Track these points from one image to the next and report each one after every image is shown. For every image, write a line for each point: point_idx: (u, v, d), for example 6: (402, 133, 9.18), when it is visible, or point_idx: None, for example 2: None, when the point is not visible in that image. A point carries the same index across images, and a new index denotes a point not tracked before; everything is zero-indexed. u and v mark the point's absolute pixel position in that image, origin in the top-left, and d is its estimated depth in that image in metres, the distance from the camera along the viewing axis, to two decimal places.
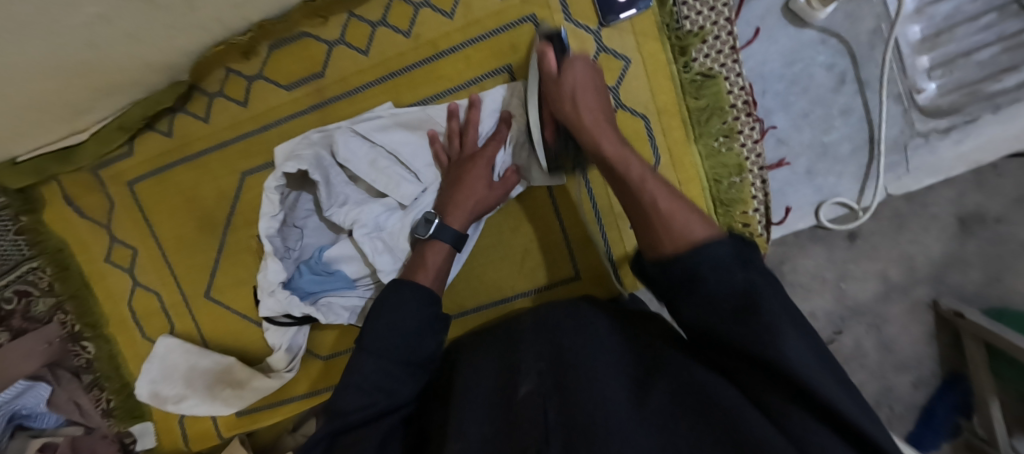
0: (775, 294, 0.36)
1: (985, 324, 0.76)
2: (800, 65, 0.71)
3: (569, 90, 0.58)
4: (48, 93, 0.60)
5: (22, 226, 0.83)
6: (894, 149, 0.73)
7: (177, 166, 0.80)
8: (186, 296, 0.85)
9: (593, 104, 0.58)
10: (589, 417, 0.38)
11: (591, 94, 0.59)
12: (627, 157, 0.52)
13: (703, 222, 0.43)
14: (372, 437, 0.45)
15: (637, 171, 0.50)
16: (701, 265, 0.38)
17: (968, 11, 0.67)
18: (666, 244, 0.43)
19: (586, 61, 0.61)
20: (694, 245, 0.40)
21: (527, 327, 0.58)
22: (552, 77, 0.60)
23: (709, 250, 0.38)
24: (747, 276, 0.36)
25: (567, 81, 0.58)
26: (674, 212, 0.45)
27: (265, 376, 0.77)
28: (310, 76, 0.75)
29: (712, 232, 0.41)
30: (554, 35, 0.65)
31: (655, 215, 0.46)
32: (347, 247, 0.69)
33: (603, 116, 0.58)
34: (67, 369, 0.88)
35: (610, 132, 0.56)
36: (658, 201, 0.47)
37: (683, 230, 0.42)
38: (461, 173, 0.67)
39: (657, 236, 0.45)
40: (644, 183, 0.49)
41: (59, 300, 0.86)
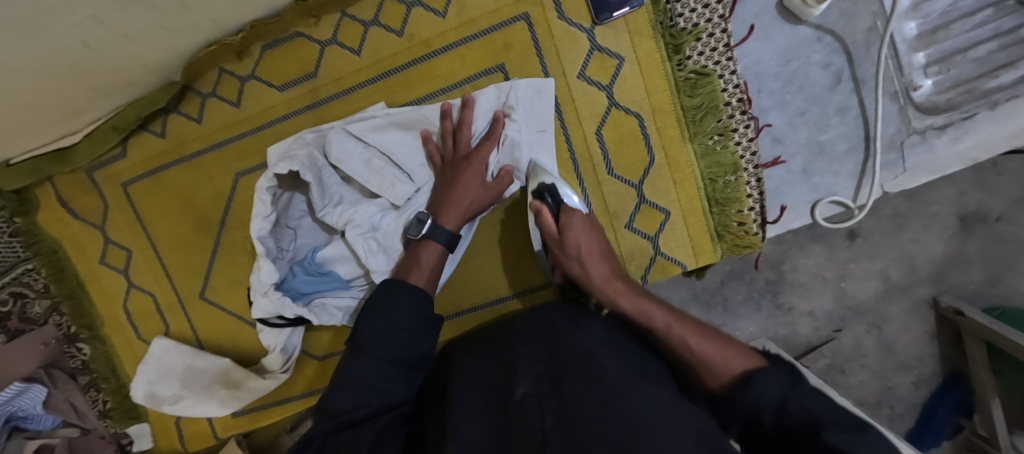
0: (827, 404, 0.38)
1: (986, 323, 0.76)
2: (796, 63, 0.70)
3: (577, 254, 0.64)
4: (43, 93, 0.60)
5: (18, 227, 0.84)
6: (891, 148, 0.72)
7: (171, 167, 0.80)
8: (181, 298, 0.85)
9: (602, 263, 0.64)
10: (587, 426, 0.39)
11: (597, 253, 0.64)
12: (647, 307, 0.57)
13: (737, 354, 0.48)
14: (366, 437, 0.45)
15: (660, 318, 0.55)
16: (751, 398, 0.39)
17: (963, 7, 0.66)
18: (714, 382, 0.47)
19: (584, 215, 0.66)
20: (740, 379, 0.43)
21: (525, 329, 0.58)
22: (557, 239, 0.66)
23: (756, 387, 0.39)
24: (799, 398, 0.37)
25: (573, 245, 0.64)
26: (712, 350, 0.49)
27: (260, 377, 0.77)
28: (303, 76, 0.75)
29: (751, 363, 0.45)
30: (545, 189, 0.68)
31: (692, 358, 0.50)
32: (341, 248, 0.69)
33: (611, 272, 0.63)
34: (62, 370, 0.87)
35: (624, 286, 0.60)
36: (694, 344, 0.51)
37: (723, 366, 0.47)
38: (455, 174, 0.67)
39: (703, 375, 0.49)
40: (671, 328, 0.54)
41: (55, 300, 0.86)
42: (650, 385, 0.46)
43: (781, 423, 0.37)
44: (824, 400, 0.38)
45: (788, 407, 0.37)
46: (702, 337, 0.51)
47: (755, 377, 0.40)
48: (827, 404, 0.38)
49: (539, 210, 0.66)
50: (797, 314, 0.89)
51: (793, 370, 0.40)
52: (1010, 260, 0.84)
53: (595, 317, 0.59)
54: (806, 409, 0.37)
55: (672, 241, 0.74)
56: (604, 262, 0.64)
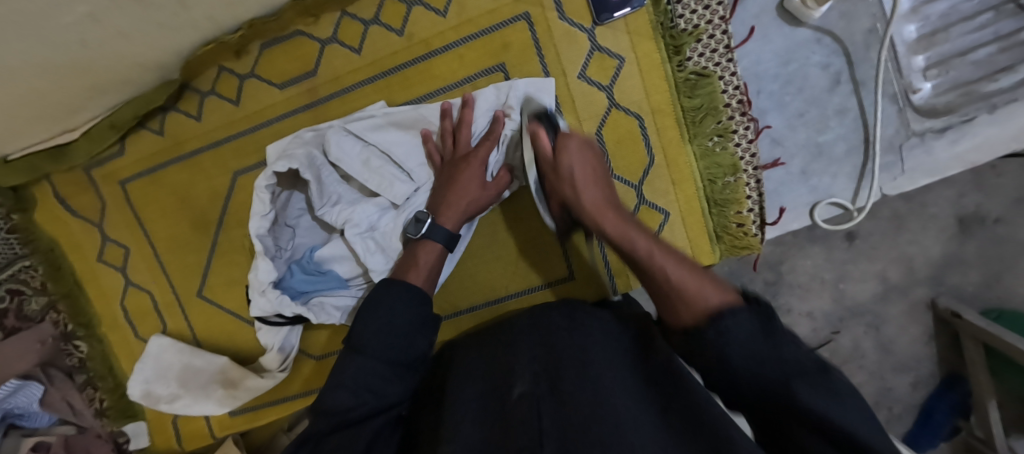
0: (799, 350, 0.35)
1: (983, 325, 0.76)
2: (795, 65, 0.70)
3: (568, 175, 0.59)
4: (41, 90, 0.60)
5: (15, 224, 0.83)
6: (890, 149, 0.72)
7: (169, 165, 0.80)
8: (179, 296, 0.84)
9: (597, 189, 0.59)
10: (585, 422, 0.39)
11: (592, 178, 0.60)
12: (632, 234, 0.52)
13: (717, 285, 0.41)
14: (360, 438, 0.45)
15: (645, 245, 0.50)
16: (720, 335, 0.36)
17: (963, 10, 0.66)
18: (684, 314, 0.41)
19: (583, 140, 0.62)
20: (710, 315, 0.38)
21: (523, 329, 0.59)
22: (549, 160, 0.62)
23: (728, 324, 0.36)
24: (771, 342, 0.34)
25: (565, 166, 0.60)
26: (688, 281, 0.43)
27: (258, 376, 0.77)
28: (302, 75, 0.75)
29: (727, 297, 0.39)
30: (544, 115, 0.66)
31: (666, 287, 0.45)
32: (340, 247, 0.68)
33: (605, 199, 0.58)
34: (60, 369, 0.87)
35: (613, 213, 0.56)
36: (672, 274, 0.45)
37: (697, 296, 0.40)
38: (453, 173, 0.66)
39: (674, 306, 0.43)
40: (654, 257, 0.49)
41: (52, 299, 0.86)
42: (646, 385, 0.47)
43: (750, 360, 0.34)
44: (796, 342, 0.35)
45: (756, 347, 0.34)
46: (683, 267, 0.46)
47: (727, 315, 0.36)
48: (796, 346, 0.35)
49: (534, 135, 0.62)
50: (796, 315, 0.89)
51: (768, 309, 0.36)
52: (1008, 262, 0.84)
53: (593, 312, 0.59)
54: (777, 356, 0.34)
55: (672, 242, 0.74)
56: (599, 189, 0.59)
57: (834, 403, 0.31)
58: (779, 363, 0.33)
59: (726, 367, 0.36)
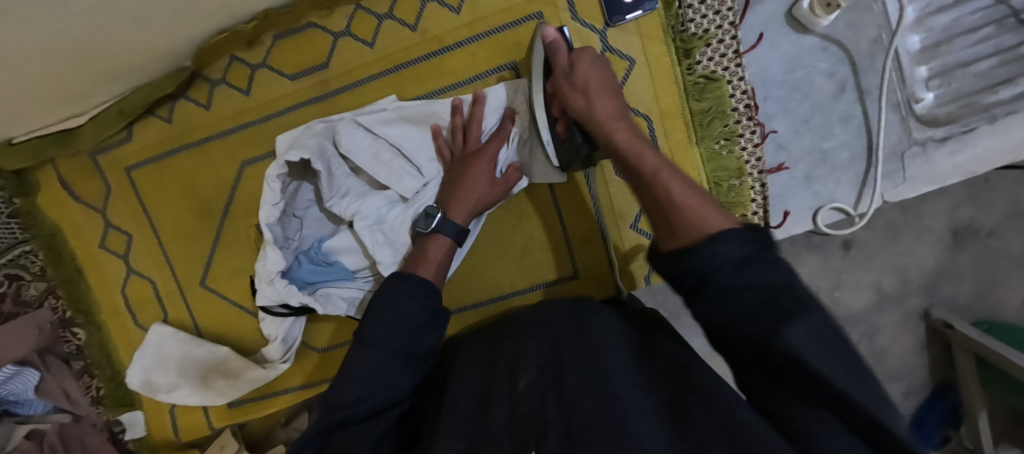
0: (786, 282, 0.35)
1: (974, 336, 0.77)
2: (801, 71, 0.71)
3: (581, 84, 0.57)
4: (51, 74, 0.59)
5: (17, 208, 0.82)
6: (892, 158, 0.73)
7: (176, 153, 0.80)
8: (181, 286, 0.84)
9: (611, 102, 0.56)
10: (588, 415, 0.39)
11: (606, 92, 0.57)
12: (642, 149, 0.50)
13: (721, 215, 0.42)
14: (369, 434, 0.45)
15: (653, 160, 0.48)
16: (707, 257, 0.38)
17: (966, 23, 0.68)
18: (682, 234, 0.41)
19: (600, 56, 0.60)
20: (708, 236, 0.39)
21: (527, 324, 0.59)
22: (563, 71, 0.60)
23: (718, 244, 0.37)
24: (756, 271, 0.36)
25: (579, 75, 0.58)
26: (692, 203, 0.43)
27: (259, 367, 0.77)
28: (314, 67, 0.75)
29: (730, 223, 0.40)
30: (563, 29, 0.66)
31: (668, 205, 0.45)
32: (347, 239, 0.69)
33: (617, 110, 0.56)
34: (55, 356, 0.86)
35: (625, 126, 0.54)
36: (676, 194, 0.45)
37: (698, 220, 0.41)
38: (463, 168, 0.67)
39: (674, 225, 0.43)
40: (660, 174, 0.47)
41: (51, 284, 0.85)
42: (652, 379, 0.46)
43: (733, 280, 0.36)
44: (785, 278, 0.36)
45: (742, 269, 0.36)
46: (688, 189, 0.45)
47: (722, 234, 0.38)
48: (786, 280, 0.36)
49: (555, 45, 0.62)
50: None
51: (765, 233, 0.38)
52: (1000, 275, 0.86)
53: (599, 309, 0.59)
54: (755, 287, 0.35)
55: None
56: (613, 102, 0.56)
57: (816, 350, 0.31)
58: (763, 296, 0.35)
59: (713, 292, 0.37)
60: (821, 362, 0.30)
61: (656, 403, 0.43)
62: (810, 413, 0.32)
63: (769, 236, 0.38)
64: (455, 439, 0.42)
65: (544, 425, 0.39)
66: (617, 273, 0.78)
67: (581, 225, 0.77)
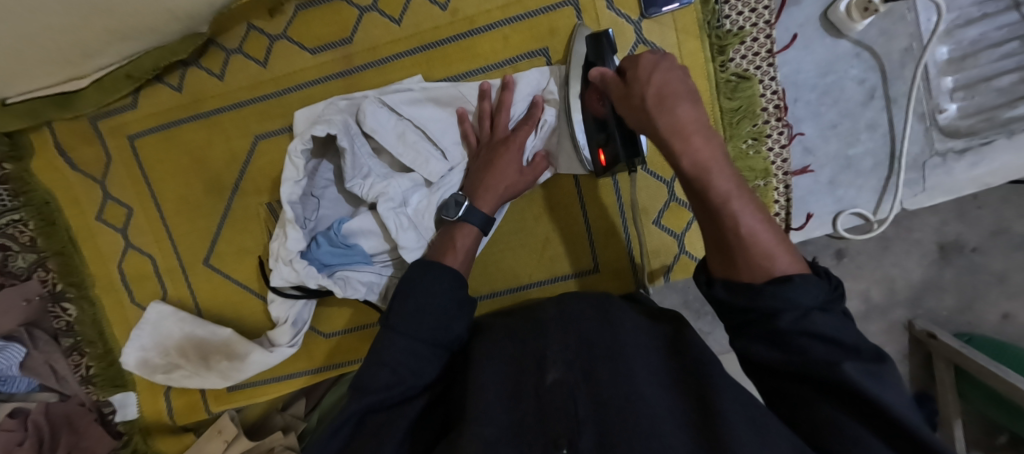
0: (846, 331, 0.37)
1: (956, 346, 0.79)
2: (834, 76, 0.72)
3: (650, 97, 0.45)
4: (56, 29, 0.55)
5: (7, 174, 0.77)
6: (913, 167, 0.74)
7: (186, 123, 0.76)
8: (183, 262, 0.80)
9: (693, 105, 0.43)
10: (620, 411, 0.38)
11: (684, 96, 0.44)
12: (714, 171, 0.41)
13: (787, 252, 0.40)
14: (400, 422, 0.45)
15: (725, 185, 0.41)
16: (779, 298, 0.37)
17: (992, 38, 0.69)
18: (747, 273, 0.40)
19: (664, 55, 0.47)
20: (778, 278, 0.39)
21: (549, 316, 0.55)
22: (621, 92, 0.50)
23: (793, 291, 0.37)
24: (825, 317, 0.37)
25: (648, 88, 0.45)
26: (761, 239, 0.40)
27: (265, 350, 0.74)
28: (338, 41, 0.72)
29: (798, 266, 0.39)
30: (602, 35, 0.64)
31: (733, 236, 0.41)
32: (368, 221, 0.66)
33: (688, 117, 0.42)
34: (44, 331, 0.81)
35: (701, 139, 0.41)
36: (748, 229, 0.40)
37: (765, 257, 0.40)
38: (492, 156, 0.65)
39: (735, 259, 0.41)
40: (731, 202, 0.41)
41: (41, 256, 0.80)
42: (670, 373, 0.46)
43: (797, 327, 0.36)
44: (846, 325, 0.37)
45: (810, 319, 0.36)
46: (759, 220, 0.41)
47: (798, 282, 0.37)
48: (849, 329, 0.37)
49: (602, 76, 0.54)
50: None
51: (839, 285, 0.39)
52: (982, 291, 0.88)
53: (620, 304, 0.57)
54: (826, 329, 0.36)
55: (698, 241, 0.76)
56: (688, 103, 0.43)
57: (876, 382, 0.33)
58: (827, 343, 0.36)
59: (774, 332, 0.38)
60: (880, 392, 0.32)
61: (680, 403, 0.42)
62: (836, 414, 0.35)
63: (840, 284, 0.39)
64: (486, 425, 0.40)
65: (575, 422, 0.38)
66: (635, 269, 0.77)
67: (605, 220, 0.76)
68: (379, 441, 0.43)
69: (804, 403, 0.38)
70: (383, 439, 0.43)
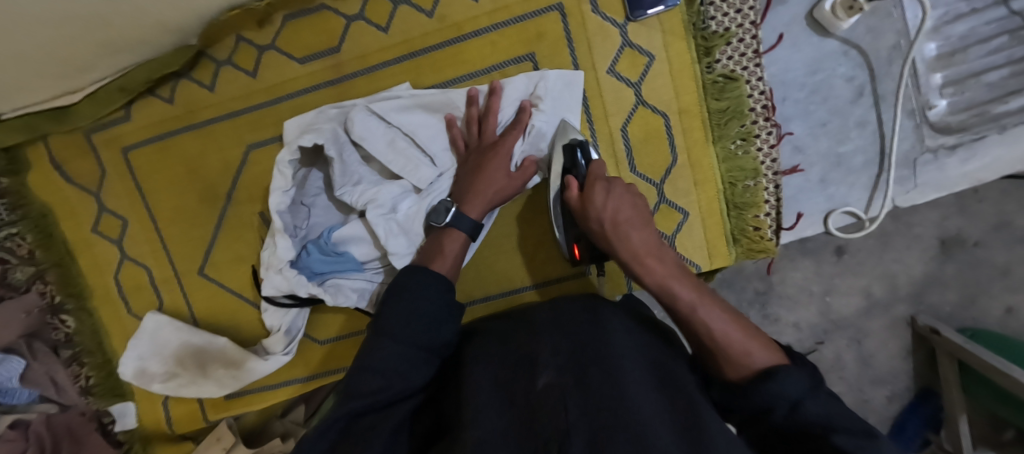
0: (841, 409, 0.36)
1: (959, 341, 0.79)
2: (822, 75, 0.71)
3: (609, 222, 0.60)
4: (47, 45, 0.55)
5: (4, 188, 0.78)
6: (904, 164, 0.74)
7: (179, 134, 0.77)
8: (178, 271, 0.81)
9: (641, 231, 0.59)
10: (616, 420, 0.37)
11: (635, 222, 0.60)
12: (673, 284, 0.53)
13: (762, 344, 0.44)
14: (385, 427, 0.44)
15: (687, 297, 0.51)
16: (770, 396, 0.38)
17: (981, 32, 0.69)
18: (730, 372, 0.44)
19: (611, 181, 0.62)
20: (760, 374, 0.40)
21: (542, 321, 0.55)
22: (582, 213, 0.63)
23: (776, 383, 0.38)
24: (820, 402, 0.36)
25: (603, 213, 0.60)
26: (733, 338, 0.45)
27: (261, 359, 0.74)
28: (326, 51, 0.72)
29: (774, 356, 0.42)
30: (577, 146, 0.66)
31: (712, 343, 0.46)
32: (359, 228, 0.67)
33: (645, 243, 0.58)
34: (44, 342, 0.82)
35: (658, 260, 0.56)
36: (717, 329, 0.47)
37: (743, 354, 0.43)
38: (480, 162, 0.66)
39: (718, 363, 0.46)
40: (697, 309, 0.50)
41: (39, 269, 0.81)
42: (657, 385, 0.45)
43: (790, 422, 0.36)
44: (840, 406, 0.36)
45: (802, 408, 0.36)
46: (727, 319, 0.48)
47: (779, 372, 0.38)
48: (843, 409, 0.36)
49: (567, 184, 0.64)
50: (784, 325, 0.90)
51: (815, 370, 0.39)
52: (983, 286, 0.88)
53: (613, 308, 0.57)
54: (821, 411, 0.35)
55: (690, 243, 0.75)
56: (639, 230, 0.59)
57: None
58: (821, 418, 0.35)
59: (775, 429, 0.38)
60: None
61: (671, 411, 0.40)
62: None
63: (818, 369, 0.39)
64: (479, 428, 0.40)
65: (568, 426, 0.37)
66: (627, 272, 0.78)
67: None
68: (368, 441, 0.42)
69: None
70: (373, 439, 0.42)
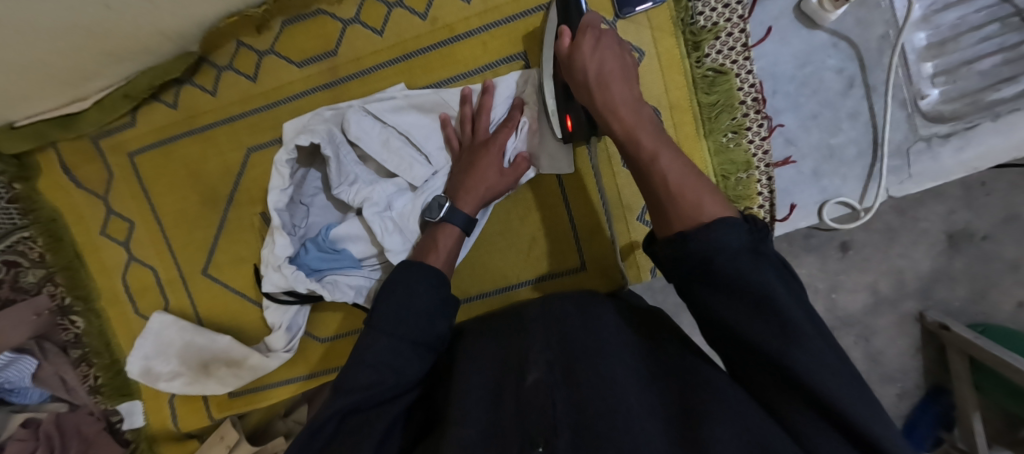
0: (795, 297, 0.35)
1: (970, 337, 0.78)
2: (811, 67, 0.72)
3: (592, 72, 0.56)
4: (53, 55, 0.57)
5: (17, 193, 0.81)
6: (898, 154, 0.74)
7: (182, 139, 0.79)
8: (183, 272, 0.83)
9: (623, 85, 0.55)
10: (601, 409, 0.38)
11: (618, 76, 0.56)
12: (638, 134, 0.50)
13: (717, 200, 0.42)
14: (377, 427, 0.45)
15: (649, 142, 0.48)
16: (710, 243, 0.37)
17: (972, 21, 0.69)
18: (677, 224, 0.42)
19: (602, 36, 0.58)
20: (703, 224, 0.39)
21: (534, 316, 0.55)
22: (567, 64, 0.59)
23: (717, 232, 0.37)
24: (757, 273, 0.35)
25: (588, 64, 0.56)
26: (687, 190, 0.43)
27: (262, 356, 0.76)
28: (323, 54, 0.74)
29: (725, 211, 0.40)
30: (571, 1, 0.65)
31: (664, 191, 0.45)
32: (356, 226, 0.69)
33: (624, 95, 0.54)
34: (54, 343, 0.85)
35: (627, 111, 0.53)
36: (672, 180, 0.45)
37: (694, 208, 0.41)
38: (472, 158, 0.67)
39: (667, 212, 0.43)
40: (657, 157, 0.47)
41: (50, 271, 0.83)
42: (653, 369, 0.46)
43: (734, 297, 0.35)
44: (796, 291, 0.36)
45: (738, 259, 0.36)
46: (685, 173, 0.45)
47: (721, 225, 0.37)
48: (801, 297, 0.36)
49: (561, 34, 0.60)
50: None
51: (762, 234, 0.38)
52: (993, 280, 0.87)
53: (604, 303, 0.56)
54: (762, 281, 0.35)
55: None
56: (621, 84, 0.55)
57: (826, 373, 0.32)
58: (758, 297, 0.34)
59: (713, 278, 0.37)
60: (827, 381, 0.32)
61: (660, 400, 0.42)
62: (802, 412, 0.35)
63: (766, 232, 0.38)
64: (468, 427, 0.40)
65: (552, 423, 0.38)
66: (623, 266, 0.78)
67: (591, 217, 0.77)
68: (360, 438, 0.43)
69: (779, 392, 0.37)
70: (364, 437, 0.43)
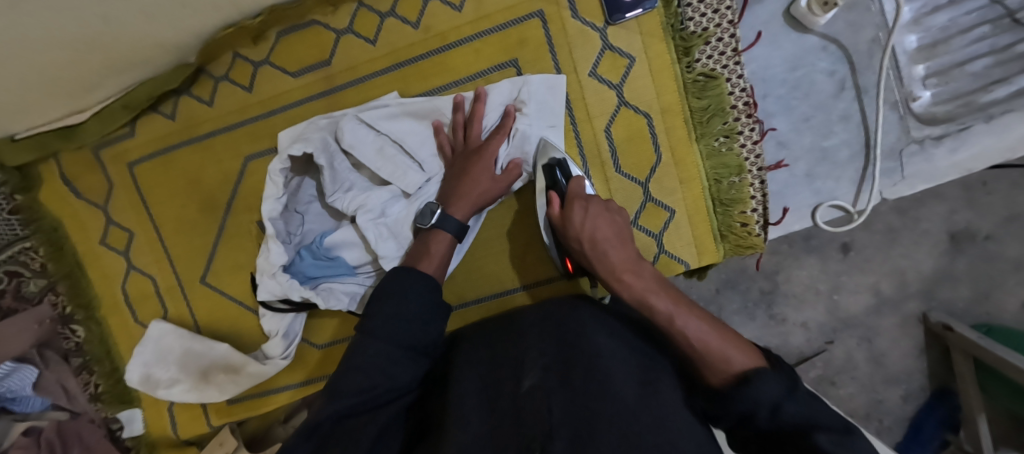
0: (820, 412, 0.36)
1: (974, 338, 0.77)
2: (802, 70, 0.72)
3: (588, 235, 0.62)
4: (52, 68, 0.58)
5: (18, 205, 0.83)
6: (891, 156, 0.73)
7: (180, 148, 0.80)
8: (182, 280, 0.84)
9: (618, 247, 0.61)
10: (599, 419, 0.37)
11: (614, 239, 0.62)
12: (651, 298, 0.53)
13: (740, 349, 0.44)
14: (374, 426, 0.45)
15: (664, 309, 0.51)
16: (748, 400, 0.38)
17: (962, 23, 0.69)
18: (712, 378, 0.44)
19: (591, 200, 0.65)
20: (737, 379, 0.41)
21: (531, 322, 0.55)
22: (566, 232, 0.65)
23: (753, 388, 0.38)
24: (797, 403, 0.36)
25: (585, 228, 0.62)
26: (712, 346, 0.45)
27: (259, 363, 0.76)
28: (318, 63, 0.75)
29: (753, 361, 0.42)
30: (560, 163, 0.69)
31: (693, 354, 0.47)
32: (350, 233, 0.69)
33: (625, 258, 0.60)
34: (55, 351, 0.86)
35: (633, 275, 0.57)
36: (694, 336, 0.47)
37: (722, 361, 0.43)
38: (465, 166, 0.67)
39: (702, 373, 0.46)
40: (675, 319, 0.50)
41: (51, 280, 0.85)
42: (648, 377, 0.45)
43: (773, 425, 0.36)
44: (818, 407, 0.37)
45: (782, 409, 0.36)
46: (706, 329, 0.48)
47: (755, 378, 0.39)
48: (822, 410, 0.37)
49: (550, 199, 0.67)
50: (790, 325, 0.90)
51: (791, 374, 0.39)
52: (997, 280, 0.86)
53: (597, 308, 0.57)
54: (802, 414, 0.35)
55: (676, 241, 0.75)
56: (617, 247, 0.61)
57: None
58: (800, 419, 0.35)
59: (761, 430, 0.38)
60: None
61: (651, 406, 0.41)
62: None
63: (798, 377, 0.39)
64: (464, 431, 0.40)
65: (549, 424, 0.36)
66: None
67: None
68: (356, 438, 0.43)
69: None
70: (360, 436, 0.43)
